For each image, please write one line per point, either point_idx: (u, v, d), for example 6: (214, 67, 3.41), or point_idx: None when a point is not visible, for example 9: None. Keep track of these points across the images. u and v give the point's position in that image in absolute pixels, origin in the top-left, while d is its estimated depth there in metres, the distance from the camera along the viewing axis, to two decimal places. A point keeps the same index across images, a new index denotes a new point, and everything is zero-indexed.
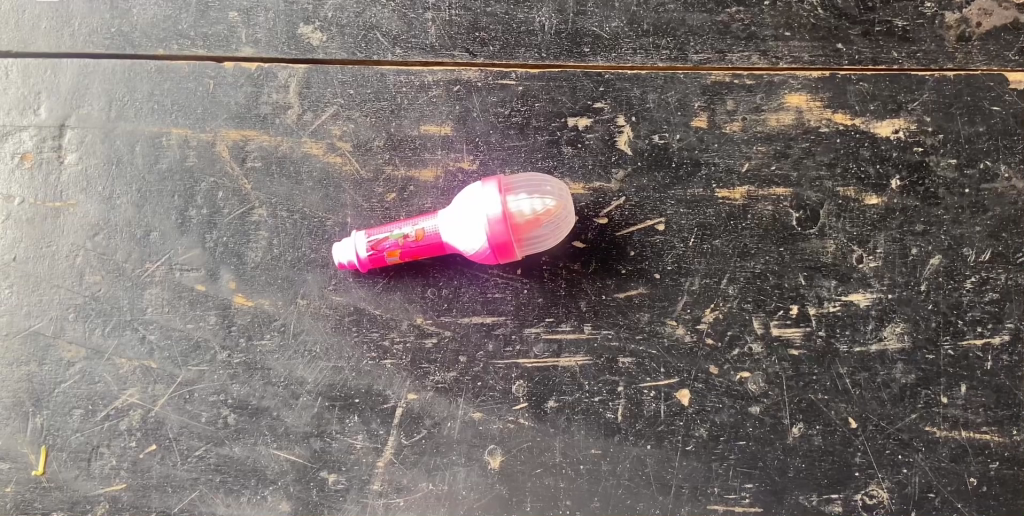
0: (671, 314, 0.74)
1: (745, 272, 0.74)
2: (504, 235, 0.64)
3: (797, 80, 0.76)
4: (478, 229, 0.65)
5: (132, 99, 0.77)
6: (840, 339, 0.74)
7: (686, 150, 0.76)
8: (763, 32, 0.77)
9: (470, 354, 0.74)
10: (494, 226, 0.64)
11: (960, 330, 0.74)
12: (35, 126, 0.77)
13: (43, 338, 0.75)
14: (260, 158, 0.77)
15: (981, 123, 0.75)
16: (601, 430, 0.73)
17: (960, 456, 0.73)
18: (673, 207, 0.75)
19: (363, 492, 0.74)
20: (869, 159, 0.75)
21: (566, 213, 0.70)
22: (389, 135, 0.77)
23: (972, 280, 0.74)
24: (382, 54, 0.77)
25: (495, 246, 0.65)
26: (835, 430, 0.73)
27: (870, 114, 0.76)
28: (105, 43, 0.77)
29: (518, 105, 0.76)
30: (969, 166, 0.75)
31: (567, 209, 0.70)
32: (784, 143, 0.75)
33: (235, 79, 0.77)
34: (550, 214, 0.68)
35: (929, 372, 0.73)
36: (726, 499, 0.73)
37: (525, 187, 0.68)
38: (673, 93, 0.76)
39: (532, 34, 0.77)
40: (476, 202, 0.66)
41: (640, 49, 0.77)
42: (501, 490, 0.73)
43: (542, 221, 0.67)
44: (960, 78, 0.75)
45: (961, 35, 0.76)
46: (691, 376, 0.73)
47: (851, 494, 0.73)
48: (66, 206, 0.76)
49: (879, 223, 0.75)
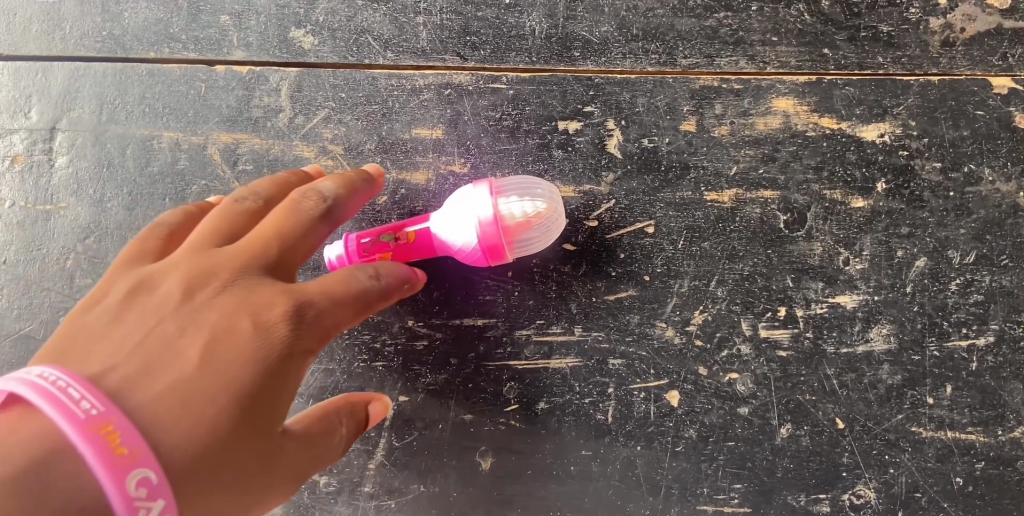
0: (661, 315, 0.75)
1: (734, 274, 0.75)
2: (492, 236, 0.65)
3: (785, 85, 0.77)
4: (466, 231, 0.66)
5: (123, 103, 0.77)
6: (827, 341, 0.74)
7: (675, 153, 0.76)
8: (751, 37, 0.78)
9: (461, 355, 0.75)
10: (483, 227, 0.65)
11: (946, 331, 0.74)
12: (26, 129, 0.77)
13: (33, 341, 0.75)
14: (252, 161, 0.77)
15: (965, 127, 0.76)
16: (592, 431, 0.74)
17: (946, 456, 0.74)
18: (662, 209, 0.76)
19: (354, 494, 0.74)
20: (855, 162, 0.76)
21: (558, 215, 0.70)
22: (380, 138, 0.77)
23: (957, 282, 0.75)
24: (374, 58, 0.78)
25: (484, 246, 0.65)
26: (823, 431, 0.74)
27: (857, 118, 0.77)
28: (97, 46, 0.78)
29: (509, 109, 0.77)
30: (953, 169, 0.76)
31: (558, 212, 0.70)
32: (771, 147, 0.76)
33: (228, 83, 0.77)
34: (539, 215, 0.67)
35: (915, 372, 0.74)
36: (715, 499, 0.73)
37: (513, 188, 0.68)
38: (663, 97, 0.77)
39: (522, 39, 0.78)
40: (466, 204, 0.67)
41: (629, 53, 0.78)
42: (492, 491, 0.73)
43: (532, 224, 0.67)
44: (945, 82, 0.77)
45: (945, 40, 0.77)
46: (681, 377, 0.74)
47: (839, 493, 0.73)
48: (56, 209, 0.76)
49: (865, 225, 0.75)
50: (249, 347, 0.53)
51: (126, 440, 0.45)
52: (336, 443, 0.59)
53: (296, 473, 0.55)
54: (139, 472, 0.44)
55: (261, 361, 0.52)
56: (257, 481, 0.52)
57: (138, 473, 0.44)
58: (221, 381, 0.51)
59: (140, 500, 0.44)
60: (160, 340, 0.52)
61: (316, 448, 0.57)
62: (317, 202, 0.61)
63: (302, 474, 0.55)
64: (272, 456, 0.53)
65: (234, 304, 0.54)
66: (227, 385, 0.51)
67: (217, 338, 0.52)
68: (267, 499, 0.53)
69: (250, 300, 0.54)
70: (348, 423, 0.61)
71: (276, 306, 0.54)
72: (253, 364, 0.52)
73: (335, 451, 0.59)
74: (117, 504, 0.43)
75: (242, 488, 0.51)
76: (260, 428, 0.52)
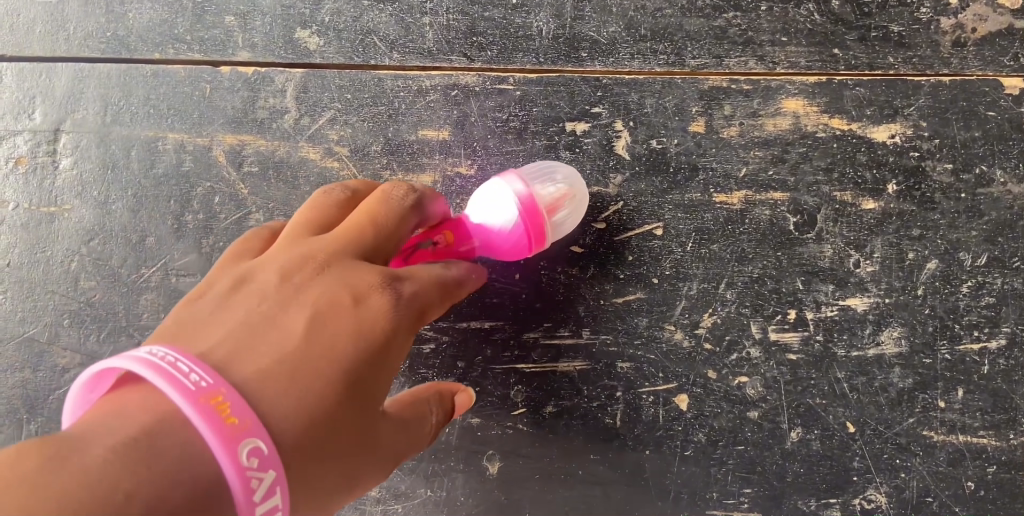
0: (669, 318, 0.74)
1: (743, 277, 0.74)
2: (532, 224, 0.62)
3: (794, 85, 0.76)
4: (491, 224, 0.64)
5: (127, 104, 0.77)
6: (837, 344, 0.74)
7: (684, 155, 0.76)
8: (760, 37, 0.77)
9: (469, 359, 0.74)
10: (522, 216, 0.62)
11: (957, 334, 0.74)
12: (29, 130, 0.77)
13: (38, 344, 0.74)
14: (257, 163, 0.76)
15: (977, 128, 0.76)
16: (600, 435, 0.73)
17: (958, 460, 0.73)
18: (671, 211, 0.75)
19: (361, 498, 0.73)
20: (866, 163, 0.76)
21: (581, 198, 0.67)
22: (387, 140, 0.77)
23: (968, 284, 0.74)
24: (380, 59, 0.77)
25: (530, 235, 0.62)
26: (834, 435, 0.73)
27: (867, 119, 0.76)
28: (101, 47, 0.77)
29: (516, 111, 0.76)
30: (965, 171, 0.75)
31: (580, 195, 0.67)
32: (781, 148, 0.76)
33: (233, 84, 0.77)
34: (565, 196, 0.65)
35: (927, 376, 0.73)
36: (725, 504, 0.73)
37: (531, 175, 0.66)
38: (671, 98, 0.76)
39: (529, 39, 0.77)
40: (495, 198, 0.63)
41: (638, 54, 0.77)
42: (500, 496, 0.73)
43: (557, 208, 0.65)
44: (956, 83, 0.76)
45: (956, 40, 0.76)
46: (690, 380, 0.73)
47: (849, 498, 0.73)
48: (60, 211, 0.76)
49: (876, 227, 0.75)
50: (354, 325, 0.54)
51: (235, 411, 0.45)
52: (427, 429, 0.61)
53: (390, 453, 0.57)
54: (250, 442, 0.44)
55: (364, 337, 0.54)
56: (355, 463, 0.53)
57: (249, 445, 0.44)
58: (328, 363, 0.52)
59: (253, 471, 0.44)
60: (264, 319, 0.53)
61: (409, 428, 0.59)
62: (408, 192, 0.63)
63: (397, 453, 0.57)
64: (373, 435, 0.55)
65: (334, 285, 0.56)
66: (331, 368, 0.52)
67: (321, 314, 0.54)
68: (364, 479, 0.55)
69: (349, 288, 0.56)
70: (437, 412, 0.62)
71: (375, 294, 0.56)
72: (355, 350, 0.54)
73: (425, 433, 0.61)
74: (232, 475, 0.43)
75: (343, 469, 0.52)
76: (362, 410, 0.53)
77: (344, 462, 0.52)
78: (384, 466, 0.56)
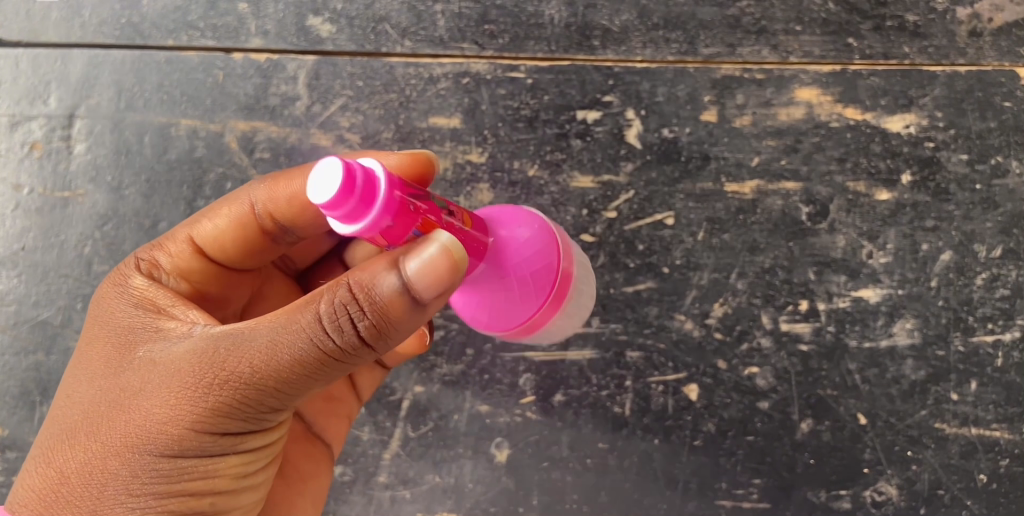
0: (680, 308, 0.74)
1: (755, 267, 0.74)
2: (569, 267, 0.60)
3: (808, 75, 0.76)
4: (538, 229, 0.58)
5: (141, 90, 0.77)
6: (850, 335, 0.73)
7: (696, 144, 0.75)
8: (774, 26, 0.77)
9: (477, 346, 0.74)
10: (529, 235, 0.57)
11: (970, 326, 0.73)
12: (44, 115, 0.77)
13: (51, 327, 0.75)
14: (269, 149, 0.76)
15: (992, 119, 0.75)
16: (610, 424, 0.73)
17: (970, 453, 0.72)
18: (683, 201, 0.75)
19: (369, 484, 0.74)
20: (880, 153, 0.75)
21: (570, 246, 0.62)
22: (398, 127, 0.76)
23: (982, 277, 0.73)
24: (391, 46, 0.77)
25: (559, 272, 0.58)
26: (845, 426, 0.72)
27: (881, 109, 0.75)
28: (116, 33, 0.78)
29: (527, 98, 0.76)
30: (980, 161, 0.75)
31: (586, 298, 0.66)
32: (794, 138, 0.75)
33: (245, 71, 0.77)
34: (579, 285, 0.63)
35: (939, 367, 0.73)
36: (733, 494, 0.72)
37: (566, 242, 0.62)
38: (684, 87, 0.76)
39: (541, 27, 0.77)
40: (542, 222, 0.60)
41: (650, 42, 0.77)
42: (508, 483, 0.73)
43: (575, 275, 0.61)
44: (973, 73, 0.75)
45: (973, 30, 0.76)
46: (700, 370, 0.73)
47: (860, 490, 0.72)
48: (74, 196, 0.76)
49: (890, 218, 0.74)
50: (94, 339, 0.54)
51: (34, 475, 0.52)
52: (373, 292, 0.46)
53: (224, 384, 0.48)
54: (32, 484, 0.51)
55: (104, 337, 0.53)
56: (133, 427, 0.49)
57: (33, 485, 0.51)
58: (74, 369, 0.53)
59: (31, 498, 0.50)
60: None
61: (220, 341, 0.49)
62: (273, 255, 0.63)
63: (205, 374, 0.48)
64: (134, 398, 0.49)
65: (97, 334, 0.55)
66: (76, 372, 0.53)
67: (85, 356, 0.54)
68: (190, 415, 0.48)
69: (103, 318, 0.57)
70: (416, 255, 0.45)
71: (113, 272, 0.57)
72: (109, 340, 0.53)
73: (276, 331, 0.47)
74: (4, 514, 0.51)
75: (122, 444, 0.49)
76: (112, 385, 0.50)
77: (113, 438, 0.49)
78: (209, 387, 0.48)
